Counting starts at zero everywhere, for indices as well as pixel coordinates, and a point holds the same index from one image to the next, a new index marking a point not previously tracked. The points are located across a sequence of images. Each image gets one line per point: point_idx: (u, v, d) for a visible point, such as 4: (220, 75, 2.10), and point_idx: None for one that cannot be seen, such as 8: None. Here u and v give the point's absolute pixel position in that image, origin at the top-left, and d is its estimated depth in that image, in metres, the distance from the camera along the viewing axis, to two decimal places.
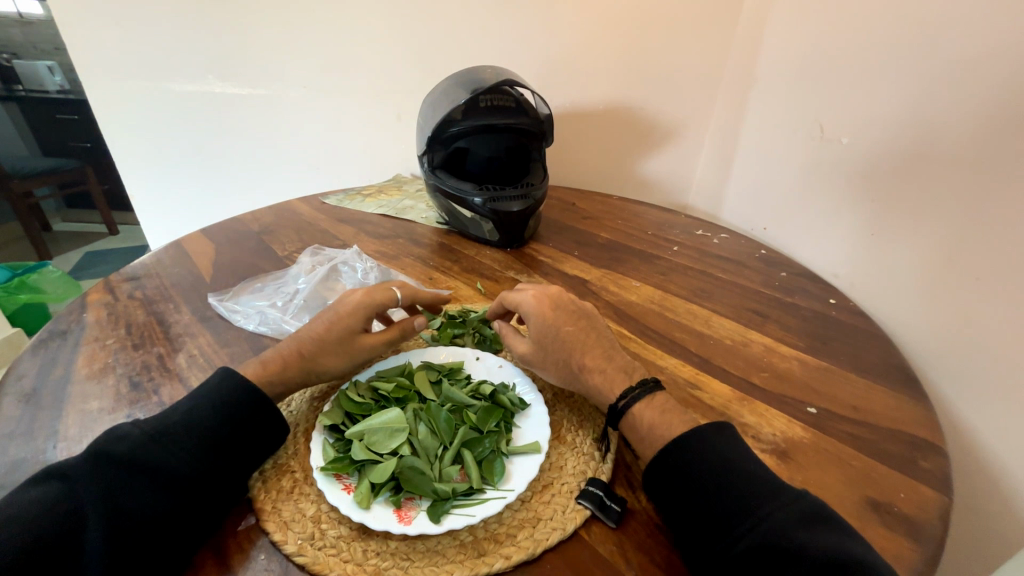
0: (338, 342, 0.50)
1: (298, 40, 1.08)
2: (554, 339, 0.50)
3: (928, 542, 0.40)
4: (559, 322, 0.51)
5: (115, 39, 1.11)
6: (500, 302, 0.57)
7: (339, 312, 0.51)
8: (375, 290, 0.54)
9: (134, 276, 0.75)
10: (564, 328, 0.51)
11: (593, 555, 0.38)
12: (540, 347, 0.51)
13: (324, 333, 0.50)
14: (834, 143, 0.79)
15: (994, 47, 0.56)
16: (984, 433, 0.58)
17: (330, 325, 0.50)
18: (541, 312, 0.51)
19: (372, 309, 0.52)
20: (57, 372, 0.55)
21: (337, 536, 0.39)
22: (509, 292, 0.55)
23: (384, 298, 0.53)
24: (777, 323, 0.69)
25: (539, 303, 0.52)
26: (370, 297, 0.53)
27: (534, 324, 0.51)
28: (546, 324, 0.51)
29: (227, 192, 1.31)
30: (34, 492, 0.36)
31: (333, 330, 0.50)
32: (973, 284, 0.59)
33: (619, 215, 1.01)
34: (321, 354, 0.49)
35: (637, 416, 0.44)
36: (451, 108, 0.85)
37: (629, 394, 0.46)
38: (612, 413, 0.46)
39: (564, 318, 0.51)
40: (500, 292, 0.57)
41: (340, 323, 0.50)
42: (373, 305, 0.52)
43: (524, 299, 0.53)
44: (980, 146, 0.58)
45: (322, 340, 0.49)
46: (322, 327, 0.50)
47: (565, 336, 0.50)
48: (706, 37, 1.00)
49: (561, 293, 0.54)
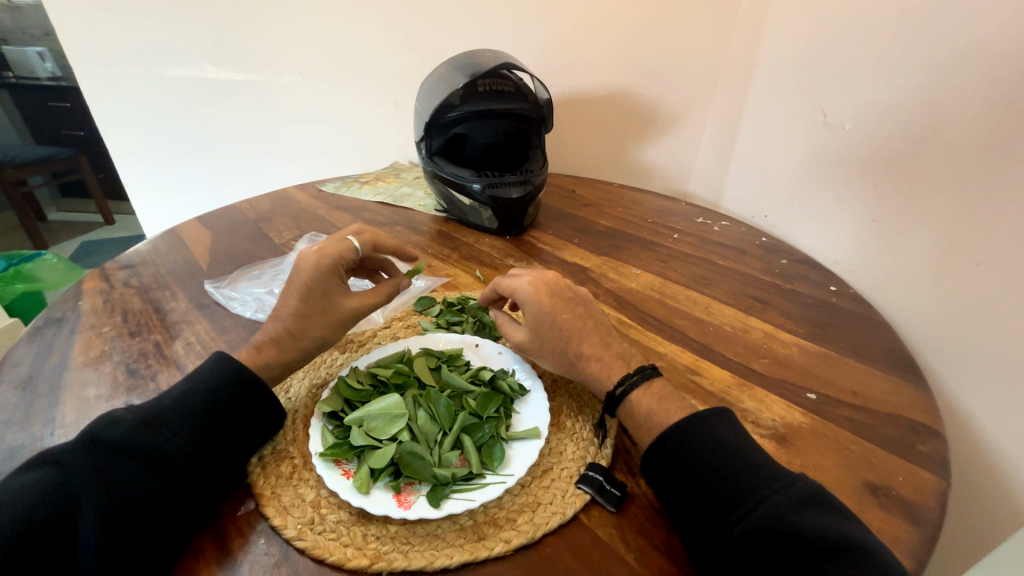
0: (325, 313, 0.49)
1: (292, 24, 1.06)
2: (551, 328, 0.49)
3: (925, 524, 0.40)
4: (556, 310, 0.50)
5: (105, 23, 1.08)
6: (493, 286, 0.56)
7: (304, 282, 0.48)
8: (328, 246, 0.50)
9: (130, 263, 0.74)
10: (561, 316, 0.50)
11: (592, 538, 0.39)
12: (536, 336, 0.50)
13: (303, 307, 0.49)
14: (836, 128, 0.78)
15: (999, 27, 0.55)
16: (982, 418, 0.58)
17: (305, 298, 0.49)
18: (537, 300, 0.50)
19: (338, 270, 0.50)
20: (53, 359, 0.55)
21: (337, 521, 0.38)
22: (504, 278, 0.54)
23: (342, 250, 0.50)
24: (777, 309, 0.68)
25: (535, 291, 0.51)
26: (324, 255, 0.49)
27: (530, 312, 0.50)
28: (543, 311, 0.50)
29: (223, 179, 1.30)
30: (26, 478, 0.36)
31: (311, 302, 0.49)
32: (973, 270, 0.59)
33: (620, 203, 1.00)
34: (311, 328, 0.49)
35: (634, 403, 0.44)
36: (448, 93, 0.84)
37: (626, 381, 0.46)
38: (610, 401, 0.46)
39: (561, 306, 0.50)
40: (494, 278, 0.55)
41: (317, 294, 0.49)
42: (335, 266, 0.49)
43: (519, 286, 0.52)
44: (984, 130, 0.57)
45: (307, 315, 0.49)
46: (298, 301, 0.49)
47: (562, 324, 0.49)
48: (708, 21, 0.98)
49: (558, 279, 0.53)
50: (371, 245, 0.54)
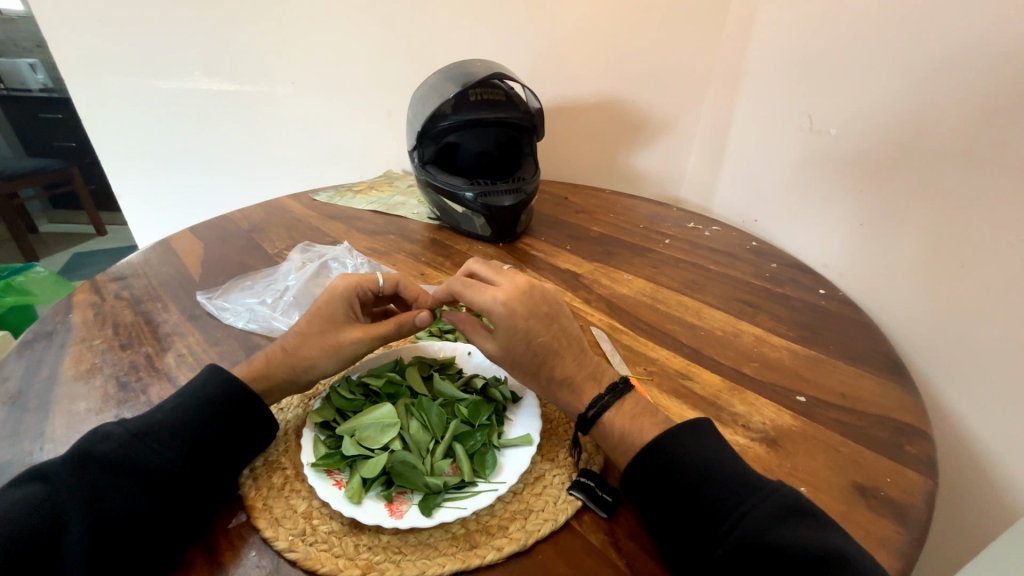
0: (321, 334, 0.49)
1: (286, 35, 1.07)
2: (526, 350, 0.46)
3: (913, 524, 0.40)
4: (532, 331, 0.46)
5: (97, 35, 1.09)
6: (450, 292, 0.50)
7: (320, 303, 0.51)
8: (353, 276, 0.54)
9: (121, 276, 0.74)
10: (537, 338, 0.46)
11: (584, 544, 0.39)
12: (509, 356, 0.47)
13: (307, 326, 0.50)
14: (823, 134, 0.80)
15: (979, 36, 0.56)
16: (971, 419, 0.59)
17: (313, 317, 0.50)
18: (513, 322, 0.45)
19: (352, 296, 0.52)
20: (42, 373, 0.54)
21: (329, 531, 0.38)
22: (467, 290, 0.48)
23: (363, 280, 0.54)
24: (767, 313, 0.69)
25: (511, 312, 0.45)
26: (349, 280, 0.53)
27: (505, 333, 0.45)
28: (517, 334, 0.45)
29: (216, 189, 1.30)
30: (14, 494, 0.35)
31: (315, 321, 0.50)
32: (959, 275, 0.59)
33: (611, 209, 1.01)
34: (304, 346, 0.48)
35: (608, 423, 0.44)
36: (440, 102, 0.84)
37: (598, 403, 0.45)
38: (583, 421, 0.45)
39: (538, 326, 0.46)
40: (455, 286, 0.49)
41: (322, 315, 0.50)
42: (350, 292, 0.52)
43: (490, 303, 0.46)
44: (970, 136, 0.58)
45: (305, 333, 0.49)
46: (305, 321, 0.50)
47: (537, 348, 0.46)
48: (697, 29, 1.00)
49: (530, 287, 0.48)
50: (395, 282, 0.56)
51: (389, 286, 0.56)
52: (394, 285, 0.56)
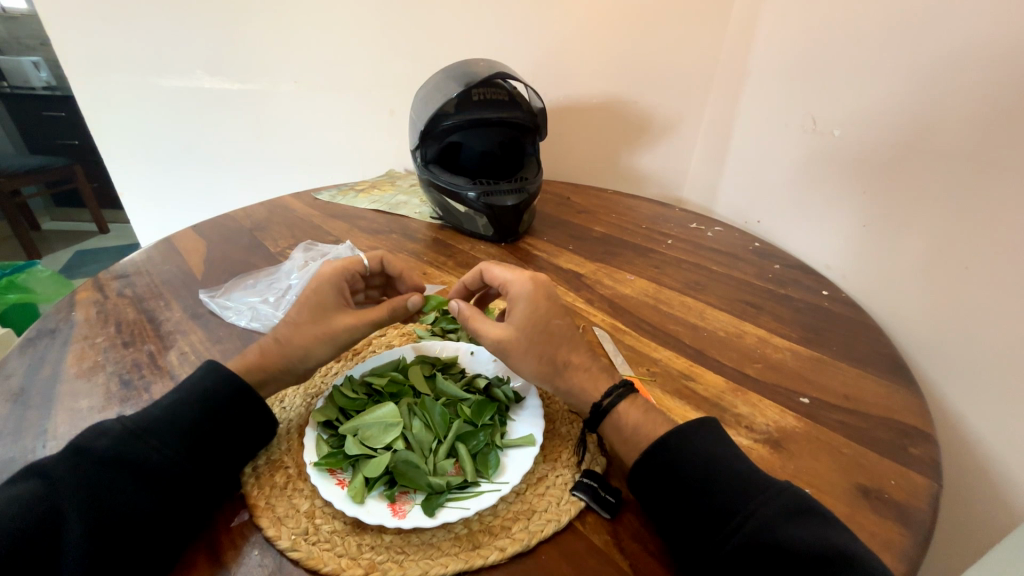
0: (313, 322, 0.48)
1: (289, 35, 1.07)
2: (541, 328, 0.46)
3: (918, 526, 0.40)
4: (550, 312, 0.47)
5: (102, 34, 1.09)
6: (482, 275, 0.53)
7: (308, 291, 0.50)
8: (340, 261, 0.53)
9: (124, 274, 0.74)
10: (555, 320, 0.47)
11: (588, 546, 0.39)
12: (522, 335, 0.46)
13: (298, 316, 0.49)
14: (827, 135, 0.79)
15: (983, 38, 0.56)
16: (975, 422, 0.58)
17: (303, 306, 0.49)
18: (536, 296, 0.48)
19: (340, 282, 0.51)
20: (45, 371, 0.54)
21: (331, 531, 0.38)
22: (498, 268, 0.52)
23: (349, 264, 0.53)
24: (771, 315, 0.69)
25: (534, 289, 0.48)
26: (334, 265, 0.52)
27: (526, 307, 0.47)
28: (538, 309, 0.47)
29: (218, 187, 1.30)
30: (12, 490, 0.35)
31: (307, 309, 0.49)
32: (963, 275, 0.59)
33: (613, 209, 1.01)
34: (297, 336, 0.48)
35: (617, 419, 0.44)
36: (442, 101, 0.84)
37: (613, 392, 0.45)
38: (593, 416, 0.44)
39: (554, 310, 0.48)
40: (486, 268, 0.53)
41: (311, 303, 0.49)
42: (338, 277, 0.51)
43: (515, 279, 0.50)
44: (974, 137, 0.57)
45: (297, 323, 0.48)
46: (296, 311, 0.49)
47: (553, 329, 0.47)
48: (700, 30, 0.99)
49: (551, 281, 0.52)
50: (380, 261, 0.56)
51: (375, 265, 0.56)
52: (380, 262, 0.56)
